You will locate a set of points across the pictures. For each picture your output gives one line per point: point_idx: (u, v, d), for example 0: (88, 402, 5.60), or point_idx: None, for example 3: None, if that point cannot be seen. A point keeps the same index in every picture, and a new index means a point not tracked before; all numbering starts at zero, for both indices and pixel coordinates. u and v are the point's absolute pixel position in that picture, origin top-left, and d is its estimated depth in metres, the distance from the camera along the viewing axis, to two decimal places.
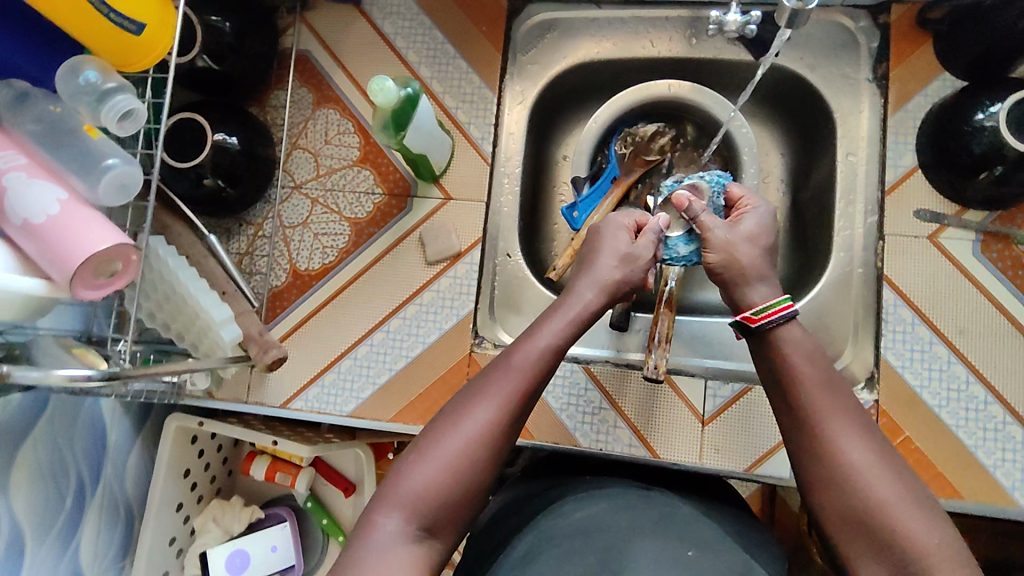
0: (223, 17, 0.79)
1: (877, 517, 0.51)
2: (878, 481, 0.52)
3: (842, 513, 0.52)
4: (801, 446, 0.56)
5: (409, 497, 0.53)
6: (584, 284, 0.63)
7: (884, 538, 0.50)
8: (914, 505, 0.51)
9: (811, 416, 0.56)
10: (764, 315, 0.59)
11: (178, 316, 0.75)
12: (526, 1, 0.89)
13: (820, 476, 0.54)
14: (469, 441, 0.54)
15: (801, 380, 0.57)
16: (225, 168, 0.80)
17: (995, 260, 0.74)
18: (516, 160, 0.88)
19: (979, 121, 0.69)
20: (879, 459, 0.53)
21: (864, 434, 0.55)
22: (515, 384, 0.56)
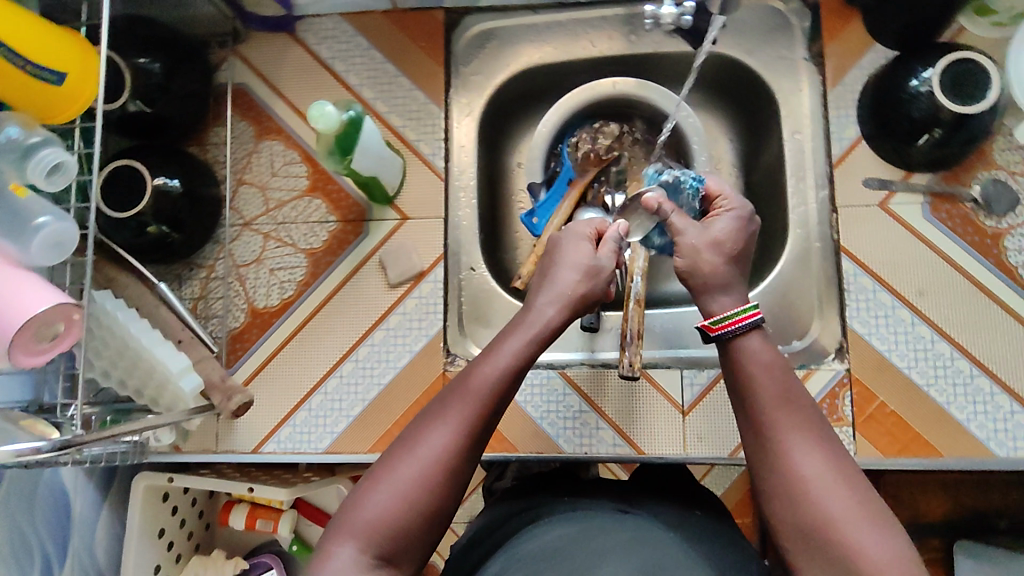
0: (151, 58, 0.77)
1: (828, 534, 0.47)
2: (831, 495, 0.48)
3: (794, 529, 0.48)
4: (756, 455, 0.52)
5: (365, 526, 0.50)
6: (544, 299, 0.61)
7: (836, 554, 0.46)
8: (870, 522, 0.47)
9: (766, 425, 0.52)
10: (723, 324, 0.56)
11: (134, 371, 0.72)
12: (462, 13, 0.88)
13: (775, 487, 0.50)
14: (428, 466, 0.52)
15: (754, 388, 0.53)
16: (168, 214, 0.78)
17: (945, 220, 0.76)
18: (471, 172, 0.86)
19: (914, 87, 0.72)
20: (837, 471, 0.49)
21: (822, 445, 0.51)
22: (474, 407, 0.54)
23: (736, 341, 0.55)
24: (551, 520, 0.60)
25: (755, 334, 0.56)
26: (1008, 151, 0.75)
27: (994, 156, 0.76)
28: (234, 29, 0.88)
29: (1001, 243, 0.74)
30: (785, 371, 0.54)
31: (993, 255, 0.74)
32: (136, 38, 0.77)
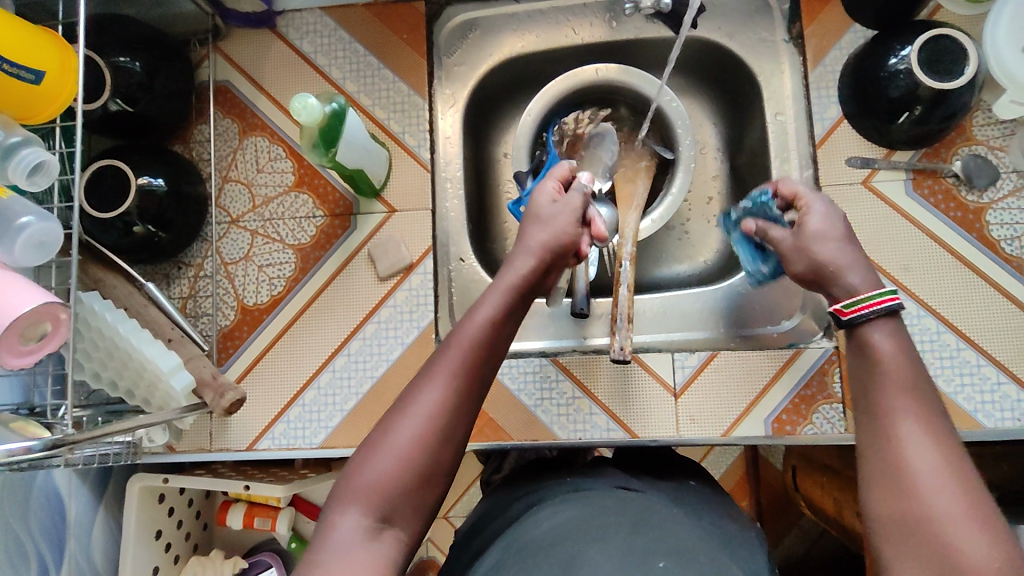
0: (131, 57, 0.76)
1: (926, 529, 0.40)
2: (943, 490, 0.41)
3: (888, 520, 0.42)
4: (865, 440, 0.46)
5: (364, 490, 0.49)
6: (519, 254, 0.61)
7: (936, 550, 0.40)
8: (982, 527, 0.40)
9: (881, 408, 0.46)
10: (858, 307, 0.50)
11: (125, 371, 0.71)
12: (444, 4, 0.88)
13: (874, 473, 0.44)
14: (423, 424, 0.51)
15: (877, 367, 0.47)
16: (153, 213, 0.77)
17: (928, 196, 0.76)
18: (457, 163, 0.87)
19: (893, 65, 0.72)
20: (952, 467, 0.42)
21: (942, 440, 0.43)
22: (464, 358, 0.53)
23: (864, 330, 0.49)
24: (548, 505, 0.60)
25: (888, 323, 0.49)
26: (988, 126, 0.77)
27: (974, 132, 0.77)
28: (214, 25, 0.87)
29: (983, 217, 0.75)
30: (914, 362, 0.47)
31: (976, 229, 0.75)
32: (115, 37, 0.76)
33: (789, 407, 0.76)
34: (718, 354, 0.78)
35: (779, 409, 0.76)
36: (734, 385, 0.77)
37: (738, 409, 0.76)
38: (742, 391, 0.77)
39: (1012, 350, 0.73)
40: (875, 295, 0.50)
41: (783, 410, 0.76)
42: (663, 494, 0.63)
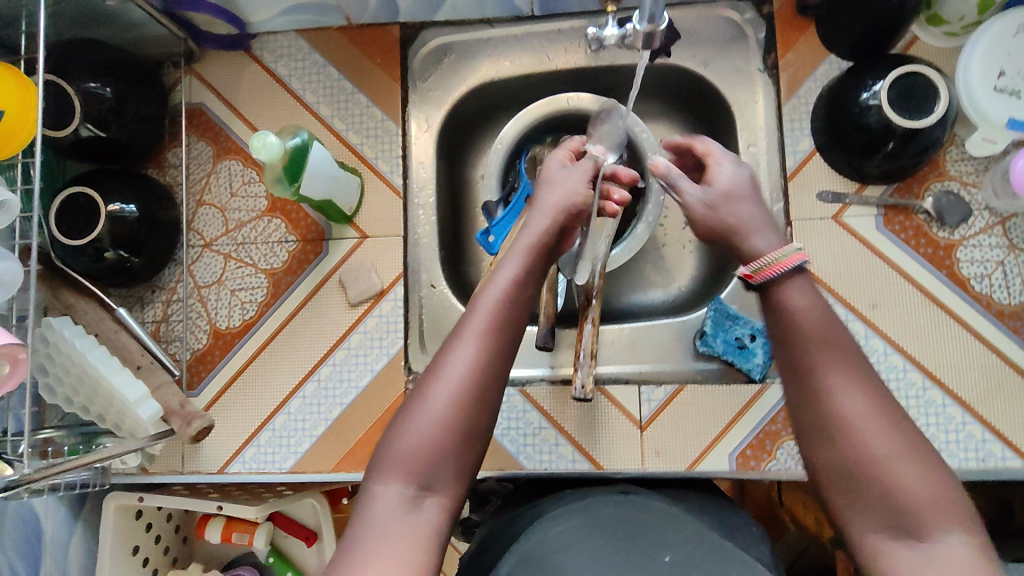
0: (102, 82, 0.76)
1: (869, 473, 0.46)
2: (874, 432, 0.47)
3: (833, 469, 0.48)
4: (799, 393, 0.51)
5: (403, 457, 0.52)
6: (539, 212, 0.64)
7: (879, 493, 0.46)
8: (913, 458, 0.46)
9: (805, 362, 0.50)
10: (763, 272, 0.53)
11: (94, 398, 0.73)
12: (419, 28, 0.87)
13: (814, 426, 0.49)
14: (456, 386, 0.53)
15: (799, 324, 0.51)
16: (126, 239, 0.78)
17: (898, 232, 0.76)
18: (430, 189, 0.87)
19: (865, 100, 0.71)
20: (877, 406, 0.48)
21: (863, 379, 0.49)
22: (489, 319, 0.55)
23: (777, 284, 0.53)
24: (504, 545, 0.61)
25: (798, 275, 0.53)
26: (961, 162, 0.76)
27: (946, 167, 0.76)
28: (187, 47, 0.86)
29: (954, 254, 0.75)
30: (825, 308, 0.52)
31: (946, 266, 0.75)
32: (86, 64, 0.76)
33: (754, 442, 0.76)
34: (684, 388, 0.78)
35: (743, 444, 0.76)
36: (700, 419, 0.77)
37: (703, 443, 0.77)
38: (708, 425, 0.77)
39: (977, 389, 0.73)
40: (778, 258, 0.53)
41: (748, 445, 0.76)
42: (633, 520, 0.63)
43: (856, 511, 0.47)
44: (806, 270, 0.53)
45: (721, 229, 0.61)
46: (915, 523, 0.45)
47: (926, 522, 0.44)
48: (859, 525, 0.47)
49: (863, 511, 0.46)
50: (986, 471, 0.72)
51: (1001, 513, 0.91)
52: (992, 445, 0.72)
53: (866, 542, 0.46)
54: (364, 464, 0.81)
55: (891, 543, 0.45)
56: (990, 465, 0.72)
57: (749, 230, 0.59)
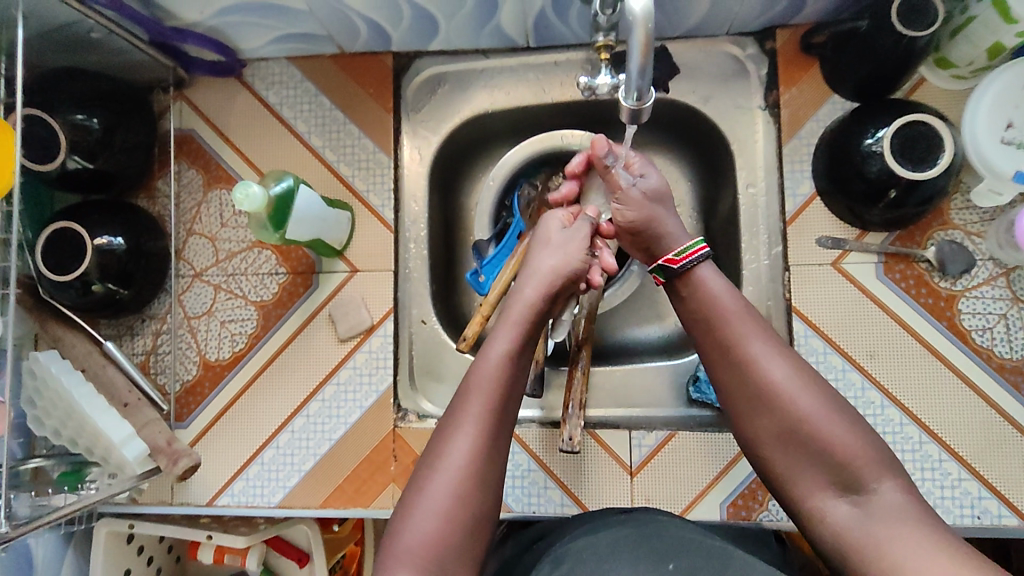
0: (90, 114, 0.75)
1: (803, 433, 0.56)
2: (802, 397, 0.56)
3: (772, 435, 0.57)
4: (731, 372, 0.59)
5: (409, 554, 0.54)
6: (527, 284, 0.67)
7: (814, 446, 0.55)
8: (837, 415, 0.56)
9: (732, 339, 0.60)
10: (684, 256, 0.64)
11: (80, 434, 0.72)
12: (412, 57, 0.86)
13: (750, 400, 0.58)
14: (455, 476, 0.56)
15: (722, 313, 0.61)
16: (114, 272, 0.77)
17: (899, 280, 0.74)
18: (421, 224, 0.86)
19: (868, 146, 0.69)
20: (800, 373, 0.57)
21: (783, 350, 0.59)
22: (483, 407, 0.59)
23: (692, 272, 0.63)
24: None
25: (706, 266, 0.64)
26: (966, 211, 0.74)
27: (951, 215, 0.74)
28: (176, 76, 0.86)
29: (954, 305, 0.73)
30: (734, 291, 0.62)
31: (946, 317, 0.73)
32: (75, 94, 0.75)
33: (746, 492, 0.75)
34: (676, 435, 0.77)
35: (735, 493, 0.75)
36: (691, 465, 0.76)
37: (694, 490, 0.76)
38: (699, 472, 0.76)
39: (975, 444, 0.72)
40: (691, 248, 0.64)
41: (739, 494, 0.75)
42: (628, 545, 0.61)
43: (797, 468, 0.57)
44: (710, 261, 0.64)
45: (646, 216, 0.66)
46: (847, 471, 0.54)
47: (857, 469, 0.54)
48: (802, 480, 0.56)
49: (805, 468, 0.56)
50: (982, 528, 0.70)
51: (999, 558, 0.90)
52: (988, 502, 0.71)
53: (811, 493, 0.56)
54: (352, 501, 0.80)
55: (830, 491, 0.55)
56: (986, 523, 0.70)
57: (669, 227, 0.66)
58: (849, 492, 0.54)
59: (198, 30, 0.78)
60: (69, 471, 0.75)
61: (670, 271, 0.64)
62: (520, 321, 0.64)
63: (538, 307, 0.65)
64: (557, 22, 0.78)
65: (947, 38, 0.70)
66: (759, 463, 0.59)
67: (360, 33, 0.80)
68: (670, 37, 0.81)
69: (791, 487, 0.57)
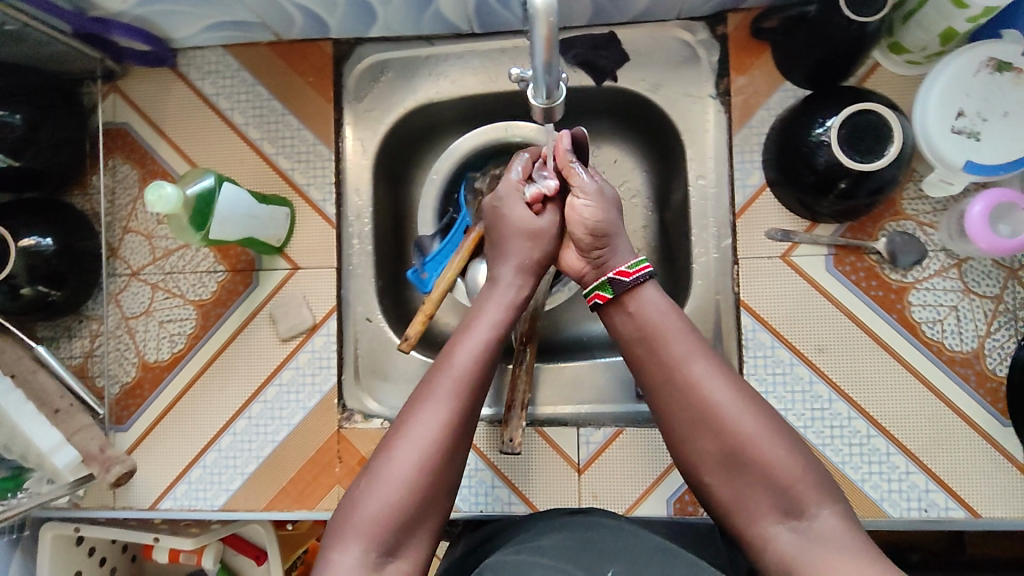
0: (11, 110, 0.71)
1: (745, 458, 0.55)
2: (744, 419, 0.55)
3: (716, 455, 0.56)
4: (670, 392, 0.58)
5: (367, 523, 0.52)
6: (506, 267, 0.66)
7: (757, 468, 0.54)
8: (779, 439, 0.55)
9: (674, 360, 0.58)
10: (637, 269, 0.61)
11: (14, 443, 0.70)
12: (353, 44, 0.83)
13: (692, 421, 0.57)
14: (424, 448, 0.55)
15: (663, 332, 0.59)
16: (44, 272, 0.74)
17: (849, 273, 0.73)
18: (365, 217, 0.83)
19: (818, 135, 0.66)
20: (743, 396, 0.56)
21: (726, 372, 0.58)
22: (462, 382, 0.57)
23: (641, 287, 0.61)
24: None
25: (649, 285, 0.61)
26: (917, 200, 0.72)
27: (902, 206, 0.72)
28: (106, 67, 0.82)
29: (905, 297, 0.72)
30: (676, 311, 0.60)
31: (897, 310, 0.72)
32: None
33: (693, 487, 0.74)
34: (623, 431, 0.76)
35: (681, 490, 0.74)
36: (639, 462, 0.75)
37: (642, 486, 0.75)
38: (647, 469, 0.75)
39: (923, 438, 0.71)
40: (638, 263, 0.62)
41: (686, 490, 0.74)
42: (569, 546, 0.58)
43: (740, 493, 0.55)
44: (653, 281, 0.62)
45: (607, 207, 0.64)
46: (789, 496, 0.53)
47: (798, 493, 0.53)
48: (745, 505, 0.55)
49: (748, 493, 0.55)
50: (929, 521, 0.69)
51: (953, 545, 0.90)
52: (935, 495, 0.70)
53: (754, 520, 0.55)
54: (297, 503, 0.78)
55: (773, 515, 0.54)
56: (934, 516, 0.69)
57: (616, 232, 0.64)
58: (790, 517, 0.53)
59: (124, 20, 0.74)
60: (5, 477, 0.70)
61: (619, 285, 0.61)
62: (509, 306, 0.64)
63: (519, 295, 0.65)
64: (499, 7, 0.75)
65: (899, 22, 0.68)
66: (701, 488, 0.58)
67: (295, 20, 0.77)
68: (618, 22, 0.78)
69: (735, 513, 0.56)
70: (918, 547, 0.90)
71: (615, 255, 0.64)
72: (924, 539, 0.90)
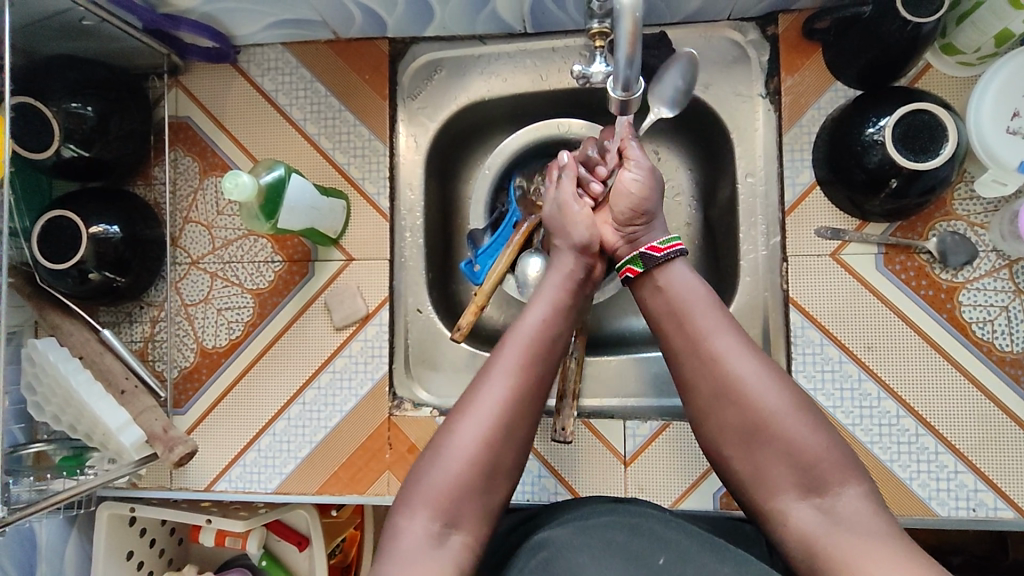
0: (84, 102, 0.74)
1: (766, 433, 0.56)
2: (768, 396, 0.56)
3: (738, 431, 0.57)
4: (695, 366, 0.59)
5: (433, 494, 0.54)
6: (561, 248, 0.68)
7: (780, 445, 0.55)
8: (802, 414, 0.56)
9: (701, 334, 0.59)
10: (667, 245, 0.63)
11: (81, 419, 0.74)
12: (408, 43, 0.85)
13: (715, 394, 0.58)
14: (485, 423, 0.56)
15: (689, 307, 0.60)
16: (111, 259, 0.76)
17: (899, 272, 0.73)
18: (418, 212, 0.86)
19: (870, 135, 0.67)
20: (768, 373, 0.57)
21: (748, 348, 0.58)
22: (520, 357, 0.59)
23: (672, 264, 0.63)
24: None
25: (678, 262, 0.63)
26: (969, 201, 0.73)
27: (953, 206, 0.73)
28: (171, 62, 0.85)
29: (955, 297, 0.72)
30: (705, 288, 0.62)
31: (947, 309, 0.72)
32: (68, 82, 0.74)
33: None
34: (670, 424, 0.77)
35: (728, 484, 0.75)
36: (685, 455, 0.76)
37: (688, 480, 0.76)
38: (693, 463, 0.76)
39: (972, 438, 0.71)
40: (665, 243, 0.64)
41: None
42: (614, 524, 0.60)
43: (760, 469, 0.56)
44: (684, 258, 0.64)
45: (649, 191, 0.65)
46: (811, 473, 0.54)
47: (821, 470, 0.54)
48: (764, 480, 0.56)
49: (768, 468, 0.56)
50: (976, 520, 0.70)
51: (995, 548, 0.90)
52: (984, 495, 0.70)
53: (774, 496, 0.55)
54: (348, 487, 0.80)
55: (794, 494, 0.55)
56: (982, 515, 0.70)
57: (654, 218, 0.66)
58: (813, 495, 0.54)
59: (192, 16, 0.78)
60: (69, 456, 0.75)
61: (650, 260, 0.63)
62: (559, 289, 0.65)
63: (576, 276, 0.66)
64: (555, 8, 0.77)
65: (953, 23, 0.69)
66: (720, 463, 0.59)
67: (355, 18, 0.79)
68: (669, 22, 0.80)
69: (754, 488, 0.57)
70: (957, 550, 0.91)
71: (649, 233, 0.66)
72: (966, 542, 0.91)
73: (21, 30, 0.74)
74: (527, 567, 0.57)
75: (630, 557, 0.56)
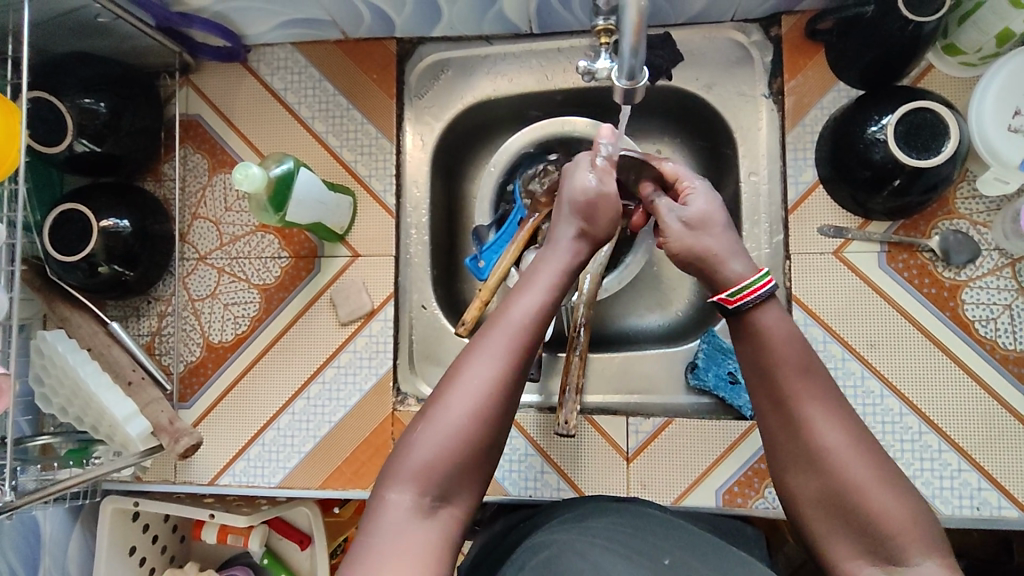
0: (96, 98, 0.75)
1: (848, 502, 0.50)
2: (854, 464, 0.50)
3: (816, 496, 0.51)
4: (777, 423, 0.54)
5: (419, 468, 0.53)
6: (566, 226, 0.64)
7: (859, 517, 0.49)
8: (889, 485, 0.50)
9: (788, 394, 0.53)
10: (740, 297, 0.55)
11: (88, 410, 0.74)
12: (415, 43, 0.87)
13: (797, 455, 0.52)
14: (475, 401, 0.54)
15: (777, 365, 0.54)
16: (120, 252, 0.77)
17: (902, 270, 0.74)
18: (422, 210, 0.87)
19: (872, 133, 0.68)
20: (858, 439, 0.51)
21: (841, 411, 0.52)
22: (514, 337, 0.56)
23: (754, 311, 0.55)
24: None
25: (771, 303, 0.55)
26: (971, 200, 0.73)
27: (956, 205, 0.73)
28: (182, 60, 0.86)
29: (958, 295, 0.72)
30: (801, 339, 0.55)
31: (950, 307, 0.72)
32: (83, 79, 0.75)
33: (742, 479, 0.75)
34: (672, 421, 0.77)
35: (731, 481, 0.75)
36: (688, 453, 0.76)
37: (690, 477, 0.76)
38: (696, 460, 0.76)
39: (975, 436, 0.71)
40: (752, 284, 0.55)
41: (735, 482, 0.75)
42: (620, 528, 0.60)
43: (833, 536, 0.51)
44: (776, 298, 0.56)
45: (691, 257, 0.59)
46: (888, 546, 0.49)
47: (897, 543, 0.48)
48: (830, 546, 0.51)
49: (836, 535, 0.51)
50: (981, 519, 0.69)
51: (1001, 553, 0.89)
52: (988, 494, 0.70)
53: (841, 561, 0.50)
54: (350, 482, 0.80)
55: (863, 560, 0.49)
56: (986, 514, 0.69)
57: (725, 257, 0.57)
58: (885, 561, 0.49)
59: (205, 15, 0.79)
60: (75, 448, 0.76)
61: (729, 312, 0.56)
62: (561, 265, 0.62)
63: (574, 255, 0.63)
64: (561, 8, 0.78)
65: (955, 24, 0.69)
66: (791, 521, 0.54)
67: (364, 18, 0.80)
68: (673, 23, 0.81)
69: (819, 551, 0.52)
70: (964, 554, 0.90)
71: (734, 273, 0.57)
72: (971, 545, 0.90)
73: (37, 27, 0.75)
74: (528, 563, 0.56)
75: (636, 558, 0.54)
